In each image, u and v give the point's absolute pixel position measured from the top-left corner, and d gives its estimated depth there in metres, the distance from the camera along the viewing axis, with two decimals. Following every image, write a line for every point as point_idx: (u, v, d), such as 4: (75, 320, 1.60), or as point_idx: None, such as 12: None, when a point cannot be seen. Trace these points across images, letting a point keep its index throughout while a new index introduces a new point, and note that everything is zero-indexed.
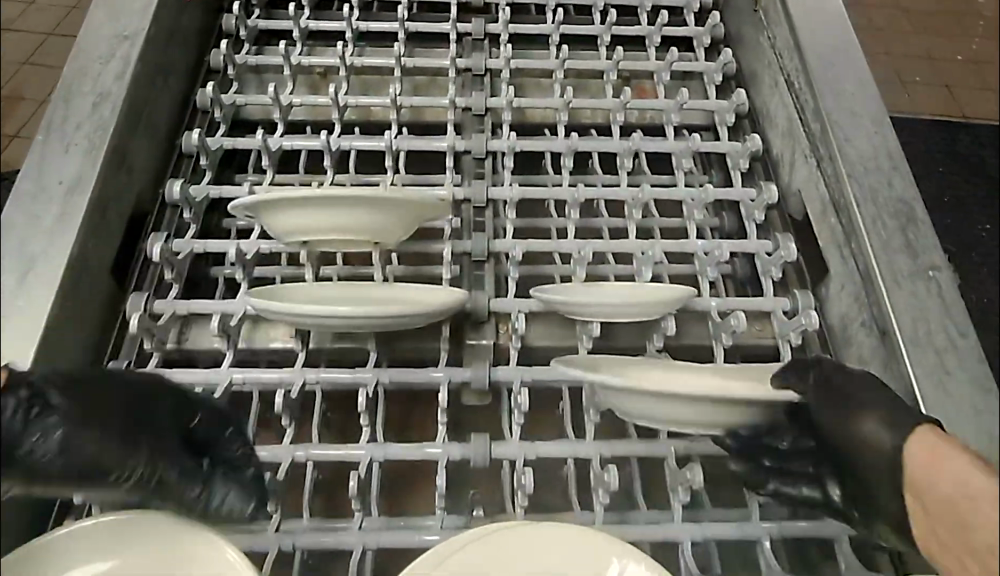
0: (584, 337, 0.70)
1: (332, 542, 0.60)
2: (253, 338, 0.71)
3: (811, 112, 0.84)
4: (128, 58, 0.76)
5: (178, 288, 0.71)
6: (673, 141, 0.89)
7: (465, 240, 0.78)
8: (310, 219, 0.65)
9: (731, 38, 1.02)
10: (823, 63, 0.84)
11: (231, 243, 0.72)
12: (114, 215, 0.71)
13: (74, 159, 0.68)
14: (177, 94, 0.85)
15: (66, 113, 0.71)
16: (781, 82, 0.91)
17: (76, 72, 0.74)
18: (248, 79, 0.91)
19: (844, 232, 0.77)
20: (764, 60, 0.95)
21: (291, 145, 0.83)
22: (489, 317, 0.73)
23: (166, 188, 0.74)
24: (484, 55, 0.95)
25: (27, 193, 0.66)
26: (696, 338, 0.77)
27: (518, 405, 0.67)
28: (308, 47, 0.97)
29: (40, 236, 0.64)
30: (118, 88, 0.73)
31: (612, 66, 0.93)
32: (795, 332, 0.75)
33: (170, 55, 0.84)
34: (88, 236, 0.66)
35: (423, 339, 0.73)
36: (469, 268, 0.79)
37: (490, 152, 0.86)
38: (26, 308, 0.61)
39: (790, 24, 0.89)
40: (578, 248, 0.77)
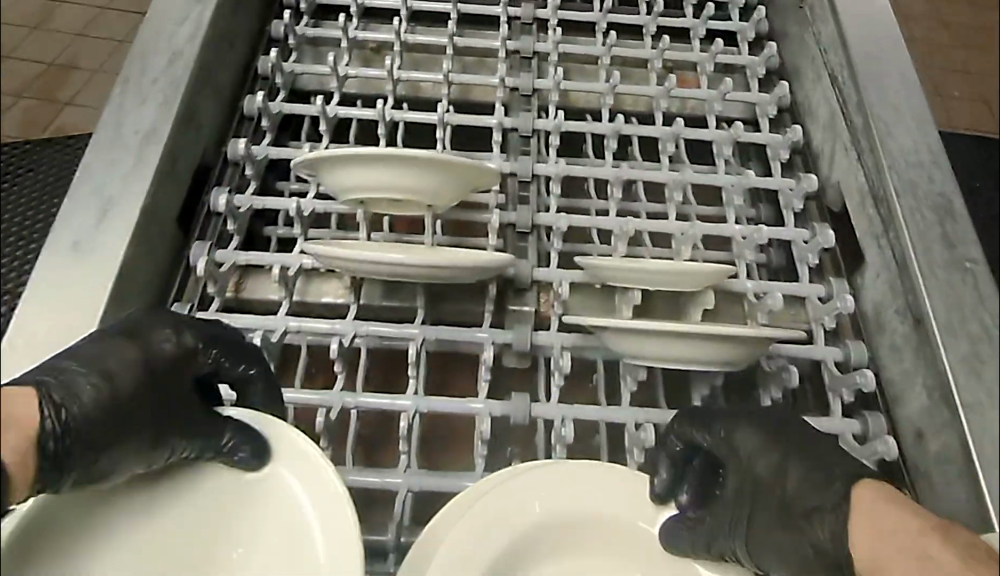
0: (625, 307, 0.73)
1: (376, 484, 0.63)
2: (306, 292, 0.74)
3: (854, 106, 0.85)
4: (199, 22, 0.79)
5: (238, 241, 0.75)
6: (714, 129, 0.91)
7: (510, 212, 0.81)
8: (364, 179, 0.68)
9: (776, 34, 1.04)
10: (867, 58, 0.86)
11: (290, 201, 0.75)
12: (182, 168, 0.74)
13: (149, 112, 0.72)
14: (240, 60, 0.89)
15: (141, 69, 0.74)
16: (825, 77, 0.92)
17: (150, 32, 0.78)
18: (307, 51, 0.95)
19: (882, 222, 0.78)
20: (808, 55, 0.97)
21: (346, 113, 0.86)
22: (532, 285, 0.75)
23: (230, 146, 0.77)
24: (533, 39, 0.98)
25: (105, 141, 0.70)
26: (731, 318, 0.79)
27: (558, 368, 0.70)
28: (363, 24, 1.00)
29: (117, 181, 0.68)
30: (189, 49, 0.77)
31: (658, 55, 0.96)
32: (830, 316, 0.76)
33: (236, 22, 0.87)
34: (159, 185, 0.70)
35: (467, 302, 0.75)
36: (512, 239, 0.81)
37: (536, 130, 0.89)
38: (102, 246, 0.64)
39: (837, 20, 0.91)
40: (619, 225, 0.79)
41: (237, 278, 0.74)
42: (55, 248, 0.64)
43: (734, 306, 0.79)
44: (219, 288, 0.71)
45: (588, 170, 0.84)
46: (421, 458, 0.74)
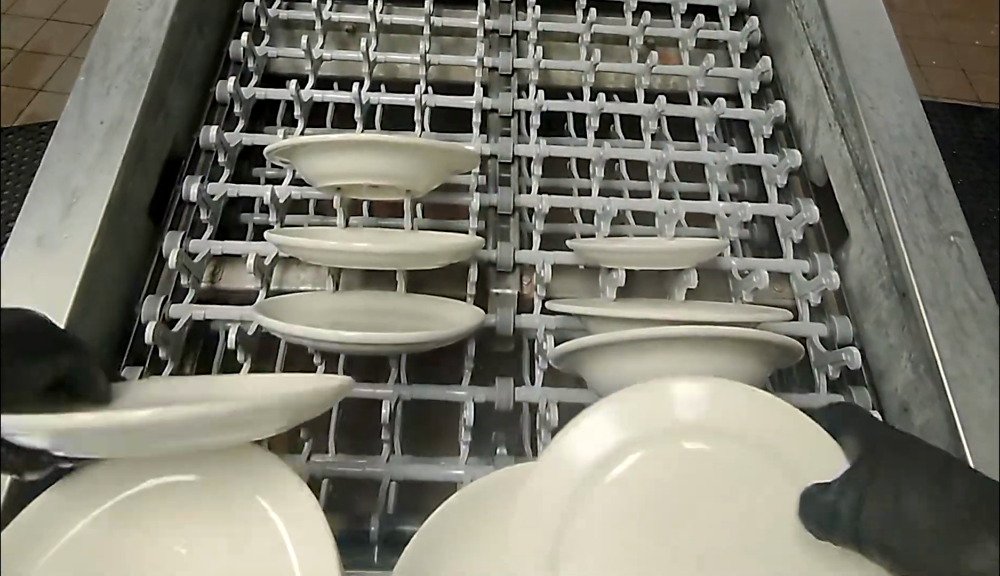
0: (607, 288, 0.72)
1: (360, 473, 0.62)
2: (284, 280, 0.73)
3: (837, 79, 0.84)
4: (167, 6, 0.77)
5: (212, 229, 0.73)
6: (696, 105, 0.89)
7: (491, 194, 0.79)
8: (342, 163, 0.67)
9: (758, 7, 1.03)
10: (850, 31, 0.84)
11: (266, 188, 0.73)
12: (150, 158, 0.73)
13: (114, 100, 0.70)
14: (210, 45, 0.87)
15: (106, 57, 0.72)
16: (807, 51, 0.91)
17: (115, 16, 0.75)
18: (280, 33, 0.92)
19: (866, 198, 0.77)
20: (791, 29, 0.95)
21: (321, 97, 0.84)
22: (515, 268, 0.74)
23: (202, 133, 0.76)
24: (512, 17, 0.96)
25: (69, 131, 0.68)
26: (716, 296, 0.78)
27: (541, 351, 0.69)
28: (337, 5, 0.98)
29: (81, 171, 0.66)
30: (157, 34, 0.75)
31: (639, 31, 0.94)
32: (815, 291, 0.75)
33: (205, 4, 0.85)
34: (125, 176, 0.68)
35: (449, 286, 0.74)
36: (494, 222, 0.80)
37: (516, 110, 0.87)
38: (70, 237, 0.63)
39: None
40: (602, 205, 0.78)
41: (213, 267, 0.73)
42: (20, 241, 0.63)
43: (717, 283, 0.78)
44: (194, 278, 0.70)
45: (569, 150, 0.83)
46: (406, 443, 0.73)
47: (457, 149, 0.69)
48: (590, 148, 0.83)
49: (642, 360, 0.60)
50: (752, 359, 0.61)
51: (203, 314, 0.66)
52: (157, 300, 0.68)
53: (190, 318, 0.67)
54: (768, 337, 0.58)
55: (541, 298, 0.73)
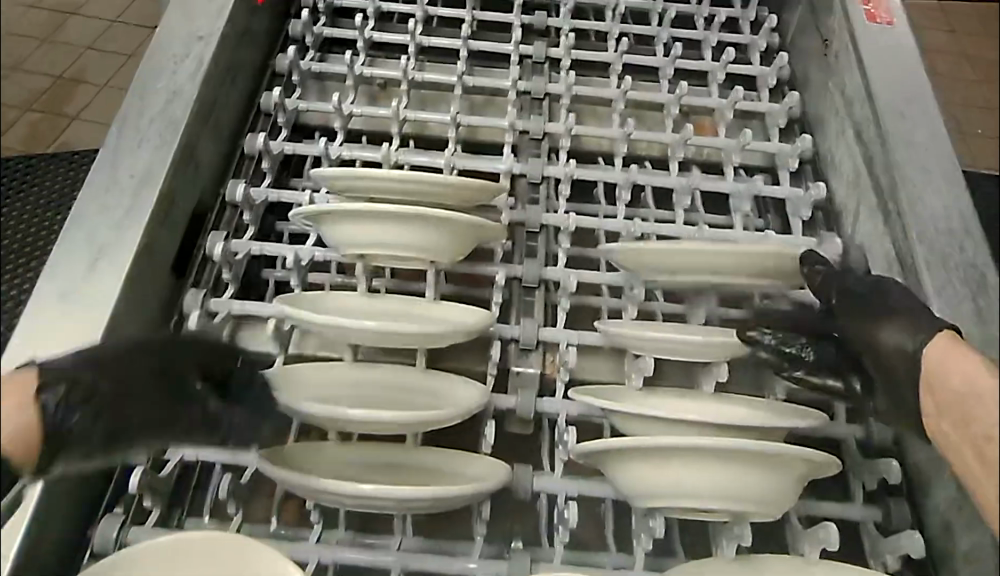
0: (634, 376, 0.68)
1: (369, 561, 0.59)
2: (303, 345, 0.68)
3: (880, 163, 0.81)
4: (202, 58, 0.76)
5: (233, 288, 0.71)
6: (732, 181, 0.87)
7: (516, 266, 0.76)
8: (377, 237, 0.66)
9: (796, 81, 1.01)
10: (897, 114, 0.82)
11: (289, 249, 0.71)
12: (179, 212, 0.71)
13: (145, 154, 0.69)
14: (243, 96, 0.86)
15: (141, 109, 0.72)
16: (849, 131, 0.88)
17: (152, 67, 0.75)
18: (311, 85, 0.91)
19: (909, 293, 0.74)
20: (832, 106, 0.93)
21: (350, 154, 0.82)
22: (538, 346, 0.70)
23: (230, 188, 0.74)
24: (545, 79, 0.95)
25: (99, 185, 0.67)
26: (746, 388, 0.75)
27: (562, 439, 0.64)
28: (370, 58, 0.97)
29: (110, 226, 0.65)
30: (191, 85, 0.74)
31: (675, 101, 0.92)
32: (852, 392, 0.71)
33: (240, 57, 0.84)
34: (153, 231, 0.66)
35: (469, 362, 0.71)
36: (518, 294, 0.77)
37: (545, 177, 0.85)
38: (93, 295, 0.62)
39: (863, 72, 0.87)
40: (630, 284, 0.75)
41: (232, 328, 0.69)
42: (44, 297, 0.62)
43: (750, 374, 0.75)
44: (212, 339, 0.67)
45: (598, 223, 0.80)
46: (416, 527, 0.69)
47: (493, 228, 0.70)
48: (620, 221, 0.81)
49: (670, 467, 0.57)
50: (790, 469, 0.57)
51: None
52: None
53: None
54: (805, 451, 0.55)
55: (564, 382, 0.69)
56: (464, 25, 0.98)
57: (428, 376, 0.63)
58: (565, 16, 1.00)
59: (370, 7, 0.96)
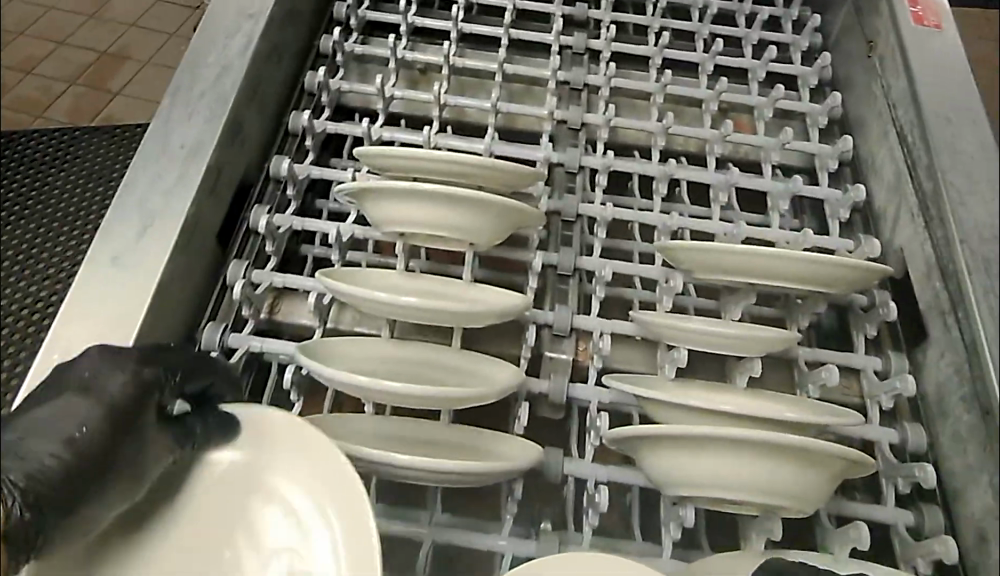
0: (668, 367, 0.68)
1: (402, 533, 0.59)
2: (340, 319, 0.68)
3: (925, 169, 0.80)
4: (252, 35, 0.77)
5: (275, 260, 0.71)
6: (771, 179, 0.87)
7: (552, 253, 0.76)
8: (423, 215, 0.66)
9: (838, 82, 1.00)
10: (944, 119, 0.81)
11: (332, 225, 0.71)
12: (225, 187, 0.72)
13: (195, 126, 0.70)
14: (287, 75, 0.87)
15: (191, 81, 0.73)
16: (893, 134, 0.87)
17: (203, 42, 0.76)
18: (353, 67, 0.92)
19: (950, 299, 0.73)
20: (875, 109, 0.92)
21: (390, 136, 0.83)
22: (572, 333, 0.70)
23: (274, 164, 0.75)
24: (584, 71, 0.95)
25: (149, 154, 0.68)
26: (779, 386, 0.74)
27: (594, 425, 0.64)
28: (411, 43, 0.98)
29: (159, 197, 0.66)
30: (240, 61, 0.75)
31: (716, 97, 0.91)
32: (887, 395, 0.71)
33: (286, 35, 0.85)
34: (200, 203, 0.68)
35: (503, 347, 0.71)
36: (554, 281, 0.76)
37: (583, 167, 0.85)
38: (140, 261, 0.63)
39: (911, 75, 0.86)
40: (665, 277, 0.75)
41: (272, 300, 0.70)
42: (97, 259, 0.64)
43: (783, 372, 0.74)
44: (254, 309, 0.68)
45: (635, 214, 0.80)
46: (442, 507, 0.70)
47: (533, 214, 0.70)
48: (656, 214, 0.81)
49: (701, 456, 0.56)
50: (829, 465, 0.57)
51: (258, 347, 0.64)
52: (218, 329, 0.66)
53: (248, 350, 0.65)
54: (842, 449, 0.54)
55: (597, 370, 0.69)
56: (506, 14, 0.98)
57: (462, 356, 0.64)
58: (608, 8, 1.00)
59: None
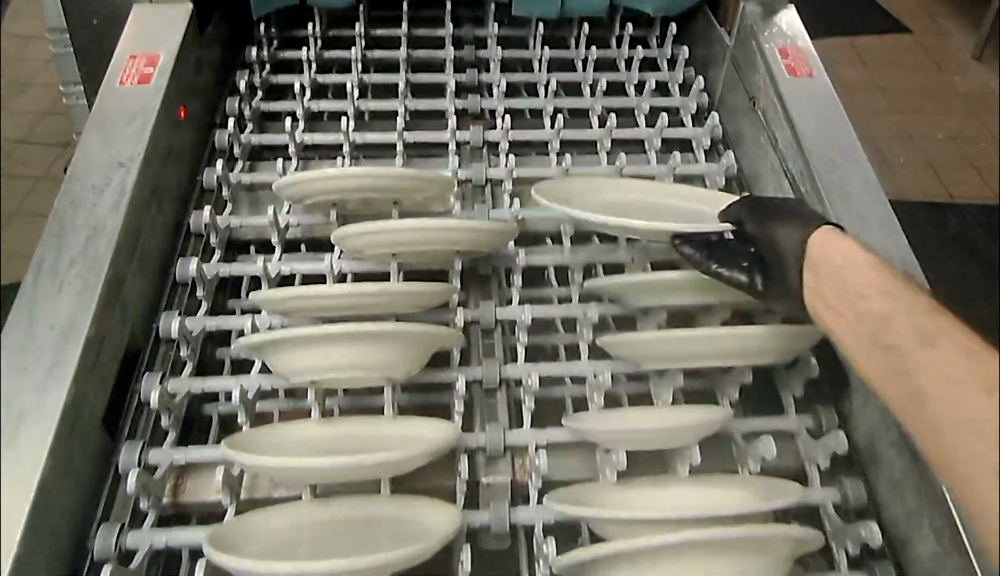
0: (608, 472, 0.67)
1: None
2: (256, 488, 0.67)
3: (819, 219, 0.83)
4: (124, 186, 0.76)
5: (174, 435, 0.69)
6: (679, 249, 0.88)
7: (475, 366, 0.75)
8: (335, 360, 0.66)
9: (729, 140, 1.04)
10: (827, 166, 0.84)
11: (234, 381, 0.70)
12: (108, 357, 0.69)
13: (66, 304, 0.67)
14: (171, 219, 0.86)
15: (60, 251, 0.70)
16: (784, 186, 0.90)
17: (69, 202, 0.74)
18: (243, 197, 0.91)
19: None
20: (766, 162, 0.95)
21: (290, 268, 0.81)
22: (505, 451, 0.68)
23: (165, 324, 0.74)
24: (485, 165, 0.96)
25: (17, 341, 0.65)
26: (719, 465, 0.73)
27: (543, 552, 0.62)
28: (305, 160, 0.97)
29: (30, 390, 0.62)
30: (113, 218, 0.73)
31: (616, 172, 0.92)
32: (823, 454, 0.70)
33: (167, 175, 0.86)
34: (78, 384, 0.63)
35: (435, 479, 0.69)
36: (480, 396, 0.74)
37: (495, 267, 0.85)
38: (13, 463, 0.58)
39: (791, 128, 0.89)
40: (593, 371, 0.74)
41: (175, 479, 0.67)
42: None
43: (721, 452, 0.73)
44: (154, 497, 0.64)
45: (552, 308, 0.79)
46: None
47: (450, 334, 0.69)
48: (574, 304, 0.80)
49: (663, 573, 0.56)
50: (781, 554, 0.57)
51: (162, 541, 0.62)
52: (113, 528, 0.63)
53: (150, 547, 0.62)
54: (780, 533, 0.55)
55: (537, 486, 0.67)
56: (398, 118, 0.99)
57: (394, 503, 0.63)
58: (498, 98, 1.02)
59: (301, 109, 0.98)
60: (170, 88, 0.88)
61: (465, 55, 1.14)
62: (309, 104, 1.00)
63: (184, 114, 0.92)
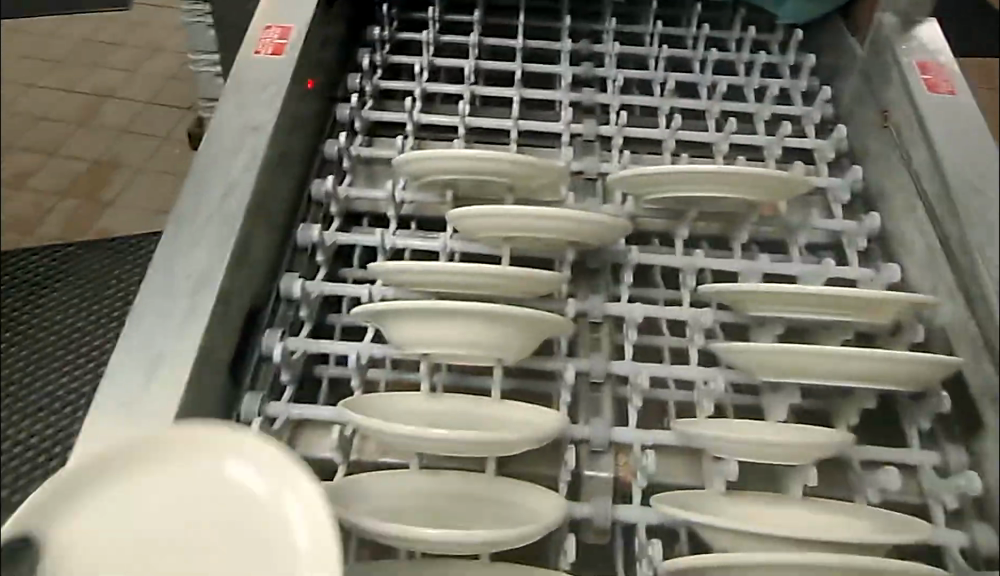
0: (717, 481, 0.65)
1: None
2: (363, 453, 0.68)
3: (958, 243, 0.78)
4: (258, 149, 0.79)
5: (290, 392, 0.71)
6: (799, 261, 0.84)
7: (582, 359, 0.74)
8: (451, 337, 0.66)
9: (855, 154, 0.99)
10: (971, 188, 0.79)
11: (350, 346, 0.71)
12: (235, 310, 0.71)
13: (201, 255, 0.69)
14: (294, 185, 0.88)
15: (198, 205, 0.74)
16: (917, 206, 0.86)
17: (208, 160, 0.77)
18: (360, 170, 0.93)
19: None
20: (897, 179, 0.90)
21: (405, 243, 0.82)
22: (610, 446, 0.67)
23: (286, 284, 0.76)
24: (599, 159, 0.95)
25: (155, 287, 0.68)
26: (833, 489, 0.70)
27: (646, 554, 0.61)
28: (420, 139, 0.98)
29: (165, 334, 0.65)
30: (246, 178, 0.76)
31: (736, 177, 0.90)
32: (950, 492, 0.66)
33: (292, 143, 0.88)
34: (209, 333, 0.66)
35: (537, 467, 0.68)
36: (585, 389, 0.73)
37: (606, 262, 0.84)
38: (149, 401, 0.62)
39: (930, 146, 0.84)
40: (705, 377, 0.72)
41: (288, 434, 0.69)
42: (102, 405, 0.62)
43: (835, 476, 0.70)
44: None
45: (664, 308, 0.77)
46: None
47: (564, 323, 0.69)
48: (686, 307, 0.78)
49: None
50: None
51: None
52: None
53: None
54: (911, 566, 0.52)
55: (642, 486, 0.66)
56: (514, 105, 0.99)
57: (500, 484, 0.63)
58: (616, 93, 1.01)
59: (419, 89, 0.99)
60: (301, 59, 0.91)
61: (582, 48, 1.13)
62: (428, 84, 1.01)
63: (311, 86, 0.95)
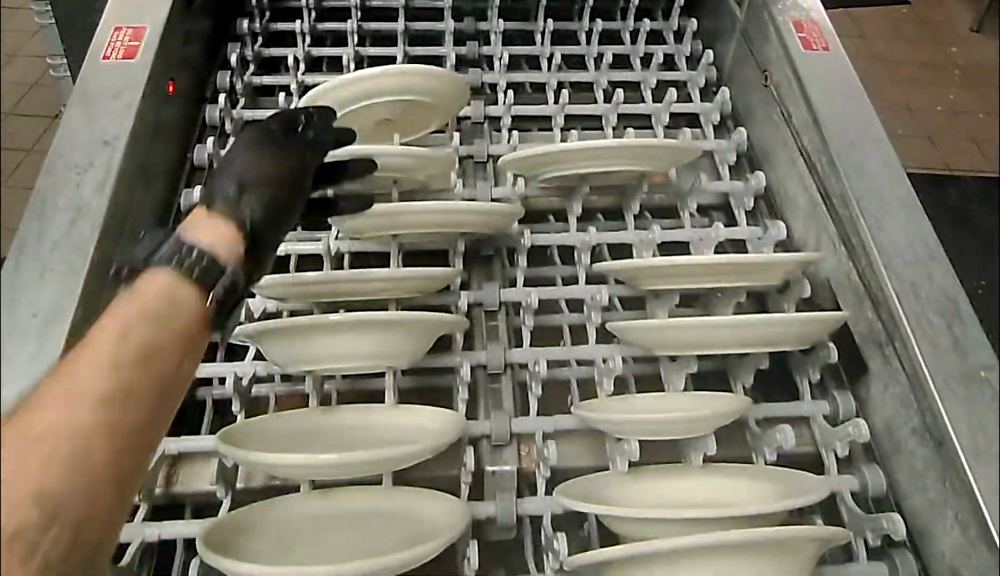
0: (619, 462, 0.64)
1: None
2: (252, 479, 0.64)
3: (837, 196, 0.79)
4: (109, 164, 0.72)
5: None
6: (690, 227, 0.84)
7: (478, 351, 0.71)
8: (333, 348, 0.63)
9: (740, 115, 1.00)
10: (846, 142, 0.80)
11: (229, 368, 0.67)
12: None
13: (50, 288, 0.64)
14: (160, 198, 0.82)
15: (44, 233, 0.67)
16: (799, 163, 0.87)
17: (51, 180, 0.71)
18: None
19: (885, 329, 0.71)
20: (780, 137, 0.91)
21: (285, 249, 0.78)
22: (511, 439, 0.66)
23: None
24: (486, 141, 0.92)
25: None
26: (734, 451, 0.71)
27: (551, 546, 0.60)
28: None
29: None
30: (97, 198, 0.70)
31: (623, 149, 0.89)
32: (841, 441, 0.68)
33: (154, 152, 0.82)
34: None
35: (439, 468, 0.66)
36: (484, 381, 0.71)
37: (498, 248, 0.81)
38: None
39: (808, 102, 0.85)
40: (602, 356, 0.71)
41: (168, 469, 0.65)
42: None
43: (735, 438, 0.71)
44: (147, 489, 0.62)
45: (558, 290, 0.75)
46: None
47: (453, 321, 0.66)
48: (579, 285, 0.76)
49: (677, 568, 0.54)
50: (801, 551, 0.55)
51: (158, 532, 0.59)
52: None
53: (143, 540, 0.60)
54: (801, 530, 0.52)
55: (544, 476, 0.65)
56: None
57: (396, 497, 0.61)
58: (500, 71, 0.98)
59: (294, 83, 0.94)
60: (156, 61, 0.84)
61: (466, 27, 1.09)
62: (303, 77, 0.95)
63: (173, 89, 0.88)
